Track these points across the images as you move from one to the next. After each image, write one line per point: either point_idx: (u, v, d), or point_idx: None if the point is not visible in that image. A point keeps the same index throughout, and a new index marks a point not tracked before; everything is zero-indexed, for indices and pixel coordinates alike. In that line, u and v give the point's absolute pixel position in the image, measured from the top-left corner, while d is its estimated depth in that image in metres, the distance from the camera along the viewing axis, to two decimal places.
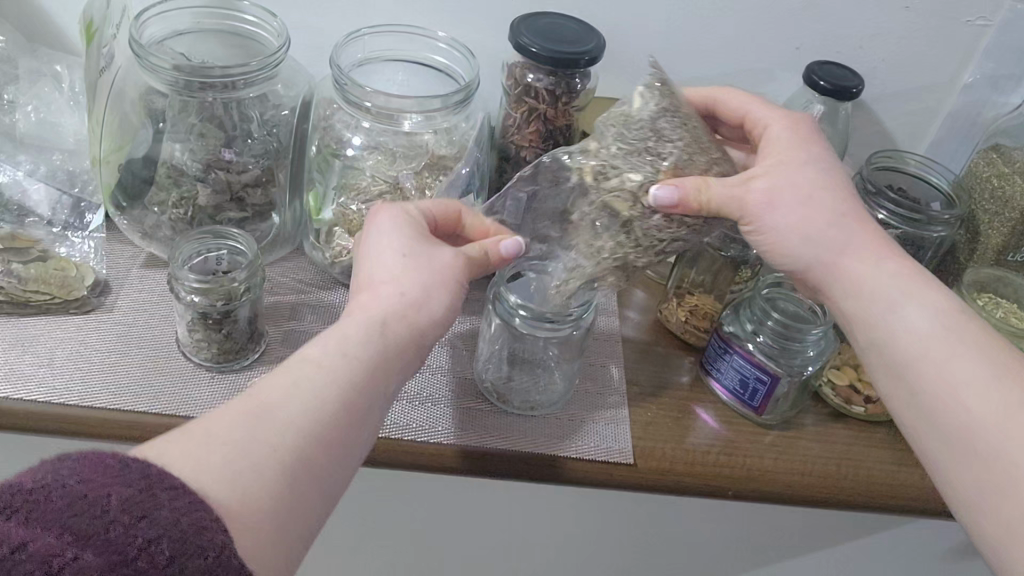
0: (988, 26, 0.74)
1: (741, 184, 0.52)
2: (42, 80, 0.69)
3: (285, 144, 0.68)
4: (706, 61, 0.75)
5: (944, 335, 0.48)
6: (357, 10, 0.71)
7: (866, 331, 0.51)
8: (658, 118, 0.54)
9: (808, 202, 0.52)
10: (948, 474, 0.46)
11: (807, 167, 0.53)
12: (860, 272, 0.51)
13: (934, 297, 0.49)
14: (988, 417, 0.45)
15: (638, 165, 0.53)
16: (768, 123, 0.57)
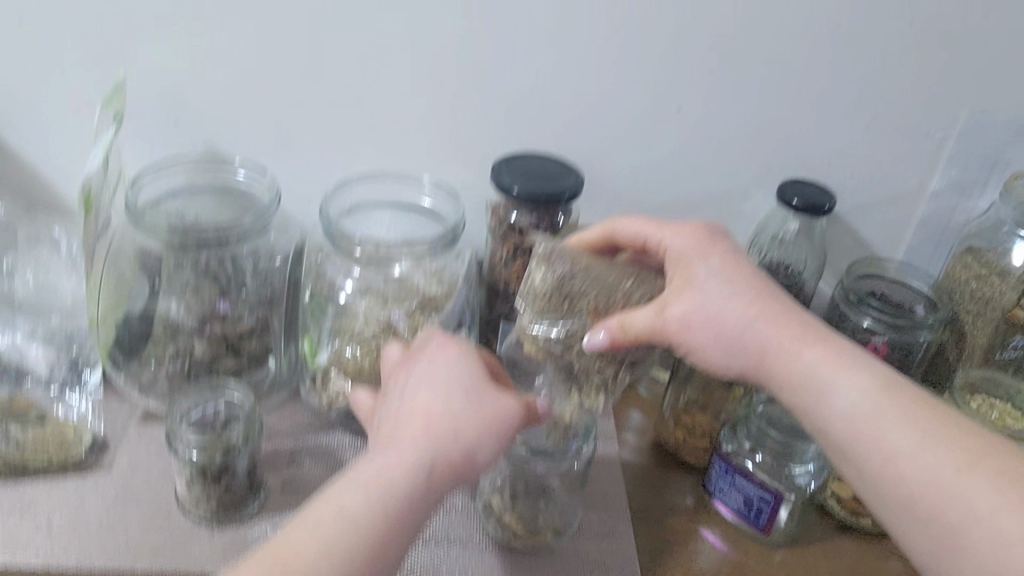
0: (949, 137, 0.77)
1: (658, 314, 0.53)
2: (40, 245, 0.73)
3: (279, 293, 0.71)
4: (684, 186, 0.78)
5: (884, 417, 0.47)
6: (344, 159, 0.74)
7: (805, 416, 0.50)
8: (563, 280, 0.54)
9: (722, 311, 0.52)
10: (911, 549, 0.45)
11: (709, 281, 0.53)
12: (787, 364, 0.50)
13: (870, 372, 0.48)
14: (937, 481, 0.44)
15: (569, 322, 0.54)
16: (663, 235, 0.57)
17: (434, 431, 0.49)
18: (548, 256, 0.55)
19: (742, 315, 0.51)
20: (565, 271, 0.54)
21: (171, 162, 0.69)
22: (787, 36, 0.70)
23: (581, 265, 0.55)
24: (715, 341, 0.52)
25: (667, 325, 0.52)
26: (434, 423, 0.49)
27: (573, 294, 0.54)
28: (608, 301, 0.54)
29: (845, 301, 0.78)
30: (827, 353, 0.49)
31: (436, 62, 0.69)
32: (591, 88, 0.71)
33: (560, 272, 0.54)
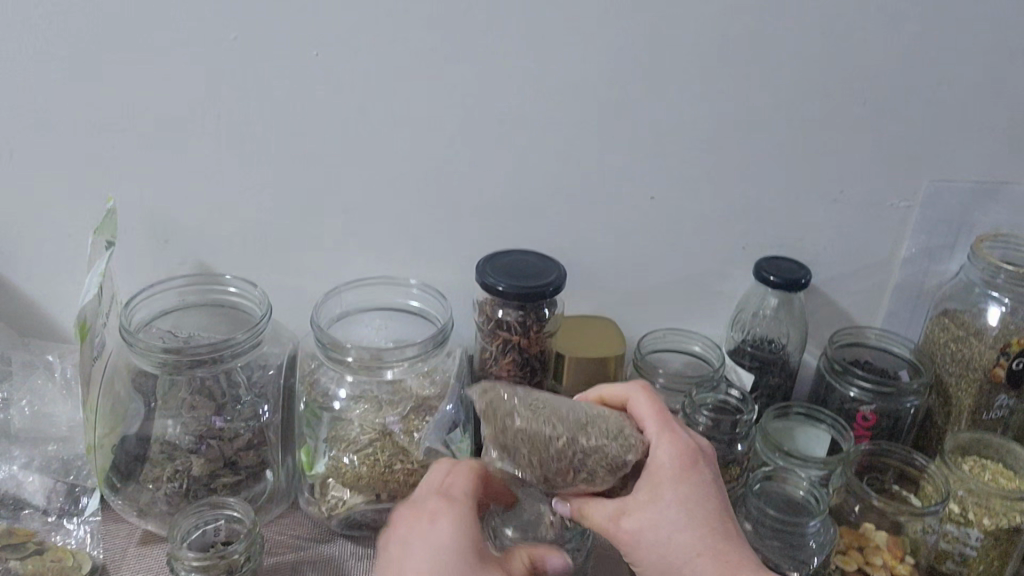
0: (913, 206, 0.80)
1: (615, 518, 0.54)
2: (36, 373, 0.73)
3: (274, 404, 0.70)
4: (663, 270, 0.80)
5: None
6: (331, 266, 0.76)
7: None
8: (500, 432, 0.55)
9: (667, 538, 0.52)
10: None
11: (670, 507, 0.52)
12: None
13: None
14: None
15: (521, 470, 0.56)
16: (650, 441, 0.56)
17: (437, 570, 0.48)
18: (487, 408, 0.55)
19: (695, 551, 0.51)
20: (500, 422, 0.55)
21: (163, 283, 0.70)
22: (750, 121, 0.73)
23: (522, 415, 0.55)
24: (657, 566, 0.52)
25: (620, 533, 0.54)
26: (436, 560, 0.48)
27: (511, 446, 0.55)
28: (546, 456, 0.54)
29: (831, 371, 0.80)
30: None
31: (416, 167, 0.72)
32: (566, 182, 0.74)
33: (501, 424, 0.54)
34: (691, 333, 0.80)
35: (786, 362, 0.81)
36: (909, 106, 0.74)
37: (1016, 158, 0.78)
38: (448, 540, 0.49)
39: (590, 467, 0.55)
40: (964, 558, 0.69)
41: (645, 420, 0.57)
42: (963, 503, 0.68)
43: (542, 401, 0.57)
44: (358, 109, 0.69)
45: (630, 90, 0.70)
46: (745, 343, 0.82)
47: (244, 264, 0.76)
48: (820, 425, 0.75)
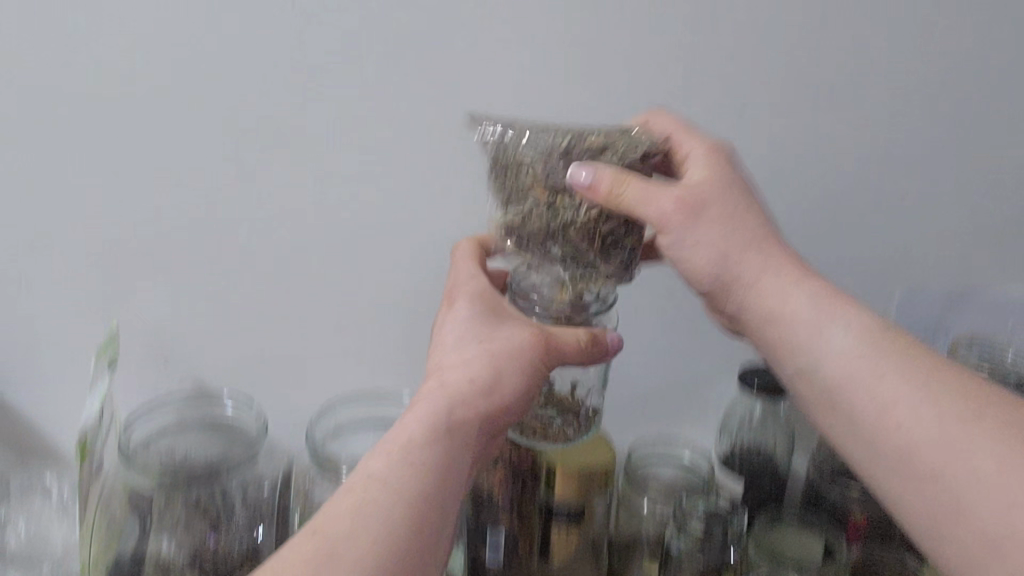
0: (889, 312, 0.82)
1: (677, 207, 0.52)
2: (34, 496, 0.76)
3: (270, 521, 0.70)
4: (650, 381, 0.82)
5: (875, 348, 0.48)
6: (327, 382, 0.78)
7: (792, 357, 0.51)
8: (516, 142, 0.53)
9: (728, 219, 0.53)
10: (913, 473, 0.45)
11: (722, 182, 0.54)
12: (836, 367, 0.49)
13: (894, 388, 0.46)
14: (940, 434, 0.44)
15: (521, 200, 0.54)
16: (704, 180, 0.54)
17: (457, 332, 0.55)
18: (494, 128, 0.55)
19: (706, 227, 0.53)
20: (516, 142, 0.54)
21: (161, 403, 0.74)
22: None
23: (543, 136, 0.53)
24: (710, 259, 0.53)
25: (676, 220, 0.52)
26: (458, 332, 0.55)
27: (517, 164, 0.53)
28: (554, 165, 0.52)
29: (823, 479, 0.81)
30: (817, 293, 0.51)
31: (410, 286, 0.75)
32: None
33: (515, 140, 0.54)
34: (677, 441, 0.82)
35: (776, 470, 0.82)
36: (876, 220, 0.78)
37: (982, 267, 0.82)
38: (462, 317, 0.56)
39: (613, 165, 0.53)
40: None
41: (692, 167, 0.56)
42: None
43: (565, 132, 0.54)
44: (355, 232, 0.72)
45: None
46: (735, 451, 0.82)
47: (242, 381, 0.78)
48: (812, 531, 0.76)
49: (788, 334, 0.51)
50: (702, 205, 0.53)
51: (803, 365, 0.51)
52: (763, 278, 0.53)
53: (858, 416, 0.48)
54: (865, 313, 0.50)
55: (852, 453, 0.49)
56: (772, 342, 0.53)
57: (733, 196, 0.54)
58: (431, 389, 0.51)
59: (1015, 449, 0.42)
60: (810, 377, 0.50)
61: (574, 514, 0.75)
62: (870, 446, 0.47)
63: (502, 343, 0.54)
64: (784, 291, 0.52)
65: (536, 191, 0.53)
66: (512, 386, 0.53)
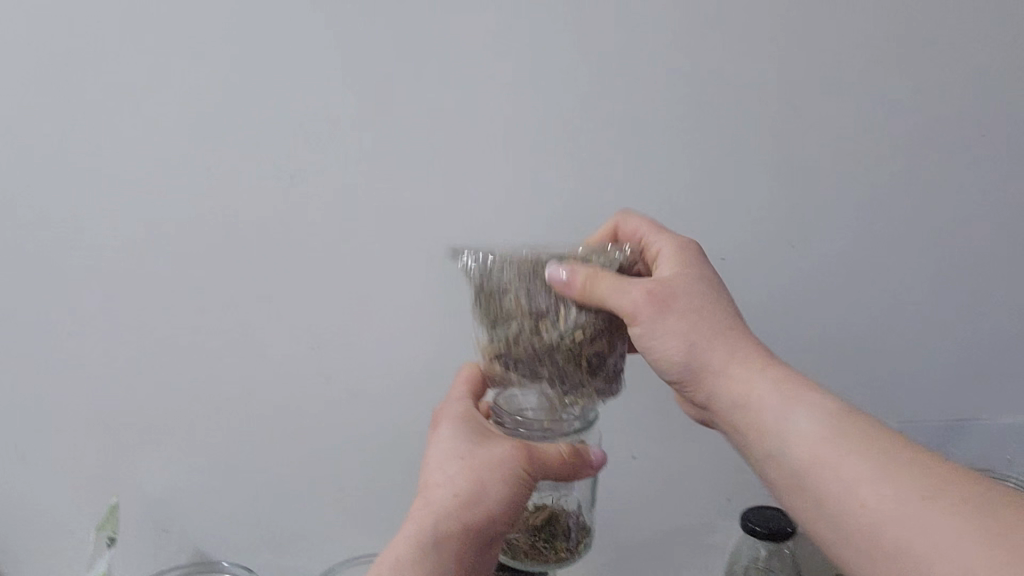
0: None
1: (655, 296, 0.50)
2: None
3: None
4: (651, 526, 0.82)
5: (841, 428, 0.43)
6: (325, 543, 0.78)
7: (765, 441, 0.46)
8: (497, 269, 0.50)
9: (699, 310, 0.51)
10: (890, 563, 0.38)
11: (693, 279, 0.53)
12: (809, 446, 0.44)
13: (851, 464, 0.41)
14: (906, 514, 0.38)
15: (506, 318, 0.51)
16: (675, 275, 0.53)
17: (443, 450, 0.53)
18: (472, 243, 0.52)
19: (678, 316, 0.50)
20: (497, 265, 0.50)
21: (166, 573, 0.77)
22: None
23: (523, 259, 0.50)
24: (683, 344, 0.50)
25: (654, 310, 0.50)
26: (444, 450, 0.53)
27: (500, 291, 0.50)
28: (538, 286, 0.50)
29: None
30: (778, 376, 0.47)
31: (400, 440, 0.74)
32: None
33: (495, 265, 0.50)
34: None
35: None
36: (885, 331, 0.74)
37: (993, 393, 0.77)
38: (449, 435, 0.53)
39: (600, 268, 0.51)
40: None
41: (665, 263, 0.54)
42: None
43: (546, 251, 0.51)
44: (344, 391, 0.73)
45: None
46: None
47: (238, 546, 0.78)
48: None
49: (754, 418, 0.47)
50: (676, 295, 0.51)
51: (769, 450, 0.46)
52: (726, 362, 0.49)
53: (819, 500, 0.42)
54: (831, 395, 0.46)
55: (820, 539, 0.43)
56: (739, 424, 0.48)
57: (702, 290, 0.52)
58: (416, 516, 0.50)
59: (973, 527, 0.36)
60: (778, 459, 0.45)
61: None
62: (839, 529, 0.41)
63: (482, 457, 0.51)
64: (744, 378, 0.48)
65: (519, 309, 0.50)
66: (496, 498, 0.50)
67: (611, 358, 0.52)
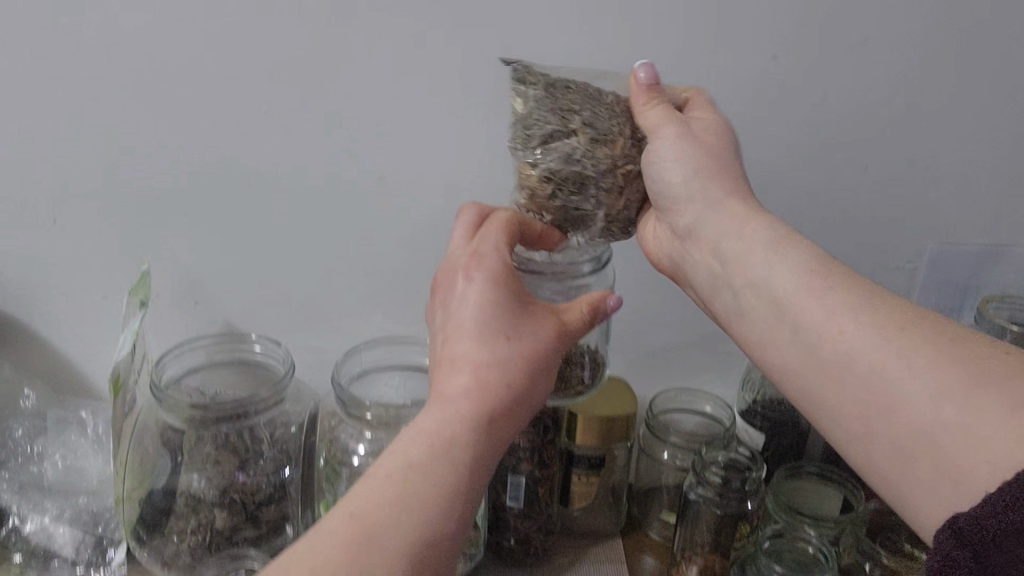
0: (919, 270, 0.81)
1: (682, 128, 0.55)
2: (68, 428, 0.77)
3: (296, 459, 0.72)
4: (675, 331, 0.82)
5: (819, 278, 0.49)
6: (353, 327, 0.80)
7: (744, 277, 0.53)
8: (559, 93, 0.54)
9: (710, 150, 0.55)
10: (856, 396, 0.46)
11: (721, 130, 0.57)
12: (791, 286, 0.50)
13: (836, 303, 0.47)
14: (877, 351, 0.45)
15: (565, 134, 0.53)
16: (702, 121, 0.57)
17: (479, 314, 0.50)
18: (520, 66, 0.55)
19: (684, 139, 0.54)
20: (557, 90, 0.54)
21: (189, 344, 0.73)
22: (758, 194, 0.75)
23: (579, 91, 0.54)
24: (679, 174, 0.55)
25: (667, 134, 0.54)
26: (482, 297, 0.51)
27: (562, 109, 0.53)
28: (601, 117, 0.54)
29: None
30: (770, 232, 0.53)
31: (437, 230, 0.75)
32: None
33: (554, 88, 0.54)
34: (700, 393, 0.82)
35: (798, 423, 0.82)
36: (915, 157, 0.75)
37: (1012, 221, 0.79)
38: (488, 294, 0.51)
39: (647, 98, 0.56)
40: None
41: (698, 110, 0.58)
42: None
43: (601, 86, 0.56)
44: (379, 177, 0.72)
45: None
46: (756, 405, 0.82)
47: (266, 324, 0.79)
48: (832, 485, 0.77)
49: (734, 252, 0.54)
50: (694, 129, 0.56)
51: (749, 281, 0.53)
52: (712, 198, 0.55)
53: (800, 339, 0.49)
54: (811, 249, 0.51)
55: (791, 377, 0.50)
56: (721, 255, 0.55)
57: (725, 145, 0.56)
58: (472, 358, 0.49)
59: (946, 357, 0.43)
60: (759, 291, 0.52)
61: (594, 462, 0.77)
62: (819, 366, 0.48)
63: (529, 337, 0.51)
64: (730, 219, 0.54)
65: (580, 127, 0.53)
66: (541, 380, 0.51)
67: (629, 204, 0.56)
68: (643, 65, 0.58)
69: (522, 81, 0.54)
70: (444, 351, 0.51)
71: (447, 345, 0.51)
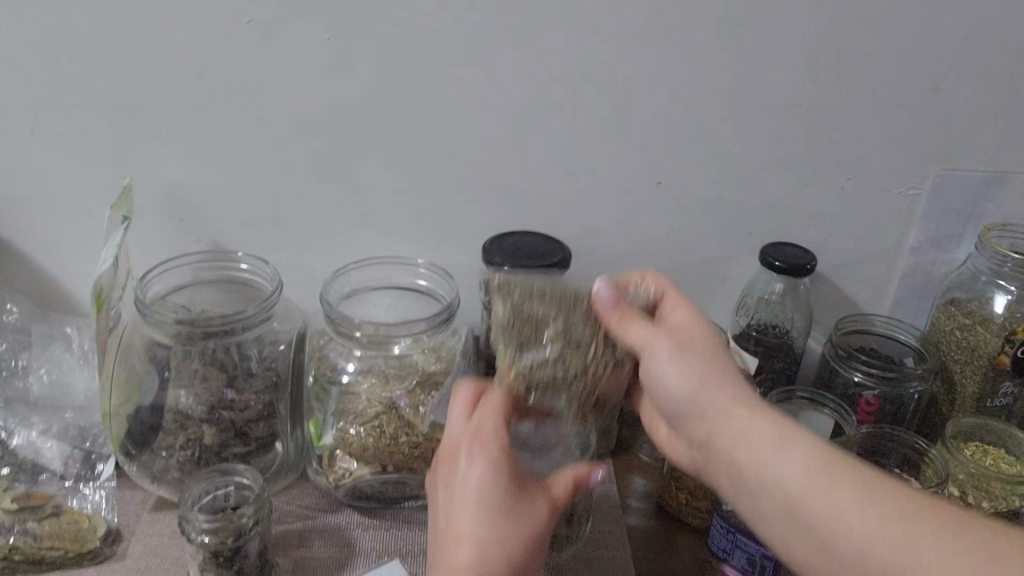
0: (921, 194, 0.80)
1: (661, 336, 0.53)
2: (53, 344, 0.76)
3: (284, 377, 0.72)
4: (669, 253, 0.81)
5: (827, 476, 0.44)
6: (344, 246, 0.78)
7: (755, 477, 0.47)
8: (531, 304, 0.55)
9: (702, 365, 0.52)
10: None
11: (703, 328, 0.54)
12: (797, 479, 0.45)
13: (844, 496, 0.43)
14: (876, 526, 0.41)
15: (537, 346, 0.55)
16: (678, 325, 0.55)
17: (483, 500, 0.51)
18: (501, 279, 0.58)
19: (681, 356, 0.52)
20: (525, 299, 0.56)
21: (175, 260, 0.72)
22: (757, 112, 0.74)
23: (543, 292, 0.56)
24: (685, 403, 0.52)
25: (645, 344, 0.53)
26: (483, 485, 0.51)
27: (535, 321, 0.55)
28: (570, 311, 0.55)
29: (835, 357, 0.81)
30: (775, 430, 0.47)
31: (429, 144, 0.73)
32: (574, 164, 0.75)
33: (521, 301, 0.56)
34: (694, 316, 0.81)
35: (792, 347, 0.82)
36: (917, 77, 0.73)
37: (1020, 148, 0.77)
38: (492, 472, 0.52)
39: (616, 305, 0.55)
40: None
41: (674, 314, 0.56)
42: (962, 486, 0.71)
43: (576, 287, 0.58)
44: (370, 89, 0.70)
45: (635, 75, 0.71)
46: (750, 329, 0.82)
47: (255, 241, 0.78)
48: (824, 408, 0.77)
49: (739, 464, 0.48)
50: (682, 339, 0.53)
51: (760, 489, 0.47)
52: (709, 395, 0.50)
53: (823, 546, 0.44)
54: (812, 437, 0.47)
55: (804, 567, 0.46)
56: (733, 475, 0.49)
57: (708, 337, 0.54)
58: (475, 506, 0.51)
59: (958, 549, 0.39)
60: (772, 498, 0.46)
61: None
62: (801, 524, 0.45)
63: (525, 515, 0.51)
64: (736, 424, 0.49)
65: (554, 336, 0.55)
66: (540, 551, 0.52)
67: (608, 391, 0.57)
68: (604, 284, 0.56)
69: (503, 297, 0.57)
70: (447, 527, 0.52)
71: (449, 523, 0.52)
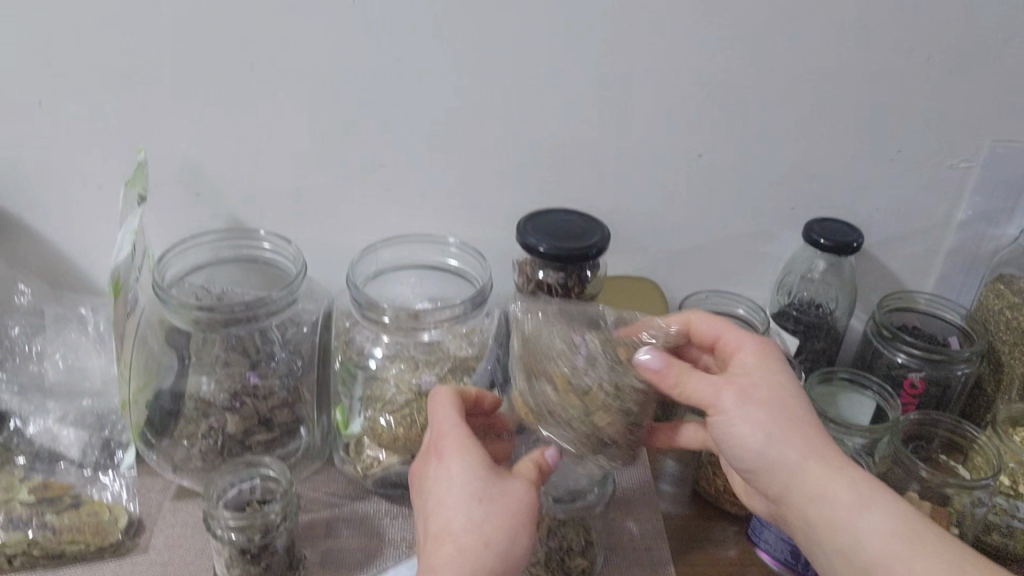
0: (973, 168, 0.75)
1: (721, 387, 0.54)
2: (69, 326, 0.74)
3: (309, 361, 0.69)
4: (707, 231, 0.78)
5: (898, 531, 0.48)
6: (368, 223, 0.75)
7: (829, 542, 0.50)
8: (557, 338, 0.57)
9: (782, 417, 0.52)
10: None
11: (774, 373, 0.55)
12: (868, 531, 0.48)
13: (927, 561, 0.46)
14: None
15: (547, 378, 0.56)
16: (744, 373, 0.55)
17: (467, 491, 0.49)
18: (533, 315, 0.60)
19: (746, 404, 0.53)
20: (547, 334, 0.58)
21: (194, 239, 0.68)
22: (805, 81, 0.70)
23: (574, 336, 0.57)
24: (767, 453, 0.52)
25: (711, 394, 0.54)
26: (458, 479, 0.50)
27: (551, 354, 0.56)
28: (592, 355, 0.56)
29: (879, 337, 0.78)
30: (853, 487, 0.50)
31: (456, 117, 0.69)
32: (609, 136, 0.71)
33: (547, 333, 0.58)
34: (735, 295, 0.77)
35: (833, 327, 0.79)
36: (976, 42, 0.69)
37: None
38: (462, 473, 0.50)
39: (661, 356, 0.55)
40: (1011, 530, 0.68)
41: (743, 357, 0.56)
42: (1013, 476, 0.68)
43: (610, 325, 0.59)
44: (395, 57, 0.66)
45: (680, 40, 0.67)
46: (790, 307, 0.79)
47: (276, 219, 0.74)
48: (866, 392, 0.75)
49: (810, 521, 0.51)
50: (754, 387, 0.54)
51: (835, 546, 0.50)
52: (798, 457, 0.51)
53: None
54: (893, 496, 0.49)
55: None
56: (811, 524, 0.51)
57: (782, 380, 0.54)
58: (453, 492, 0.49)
59: None
60: (845, 556, 0.49)
61: None
62: None
63: (507, 500, 0.49)
64: (819, 481, 0.50)
65: (564, 376, 0.55)
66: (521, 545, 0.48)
67: (618, 436, 0.56)
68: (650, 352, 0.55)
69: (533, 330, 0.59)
70: (429, 529, 0.50)
71: (433, 528, 0.49)
